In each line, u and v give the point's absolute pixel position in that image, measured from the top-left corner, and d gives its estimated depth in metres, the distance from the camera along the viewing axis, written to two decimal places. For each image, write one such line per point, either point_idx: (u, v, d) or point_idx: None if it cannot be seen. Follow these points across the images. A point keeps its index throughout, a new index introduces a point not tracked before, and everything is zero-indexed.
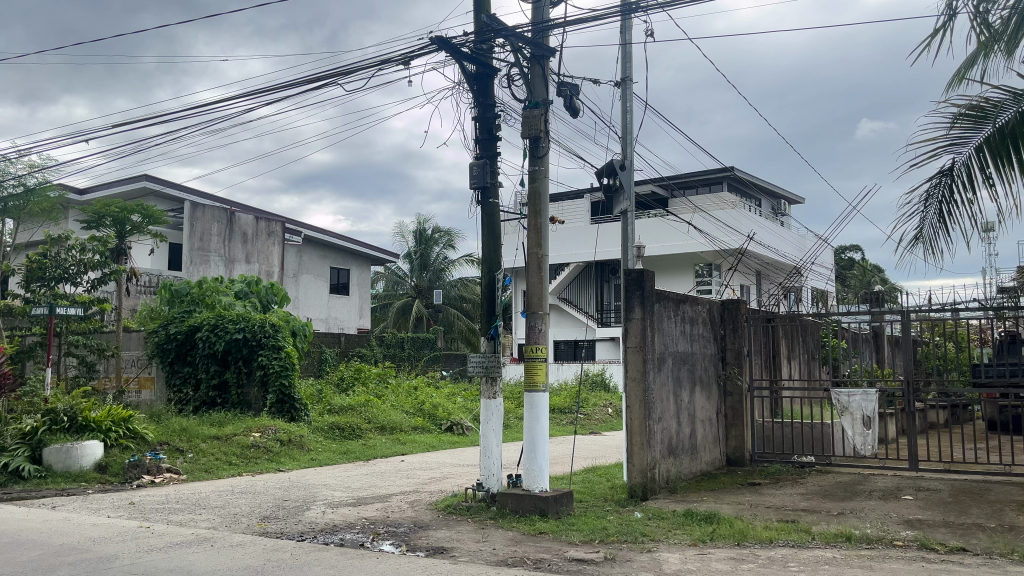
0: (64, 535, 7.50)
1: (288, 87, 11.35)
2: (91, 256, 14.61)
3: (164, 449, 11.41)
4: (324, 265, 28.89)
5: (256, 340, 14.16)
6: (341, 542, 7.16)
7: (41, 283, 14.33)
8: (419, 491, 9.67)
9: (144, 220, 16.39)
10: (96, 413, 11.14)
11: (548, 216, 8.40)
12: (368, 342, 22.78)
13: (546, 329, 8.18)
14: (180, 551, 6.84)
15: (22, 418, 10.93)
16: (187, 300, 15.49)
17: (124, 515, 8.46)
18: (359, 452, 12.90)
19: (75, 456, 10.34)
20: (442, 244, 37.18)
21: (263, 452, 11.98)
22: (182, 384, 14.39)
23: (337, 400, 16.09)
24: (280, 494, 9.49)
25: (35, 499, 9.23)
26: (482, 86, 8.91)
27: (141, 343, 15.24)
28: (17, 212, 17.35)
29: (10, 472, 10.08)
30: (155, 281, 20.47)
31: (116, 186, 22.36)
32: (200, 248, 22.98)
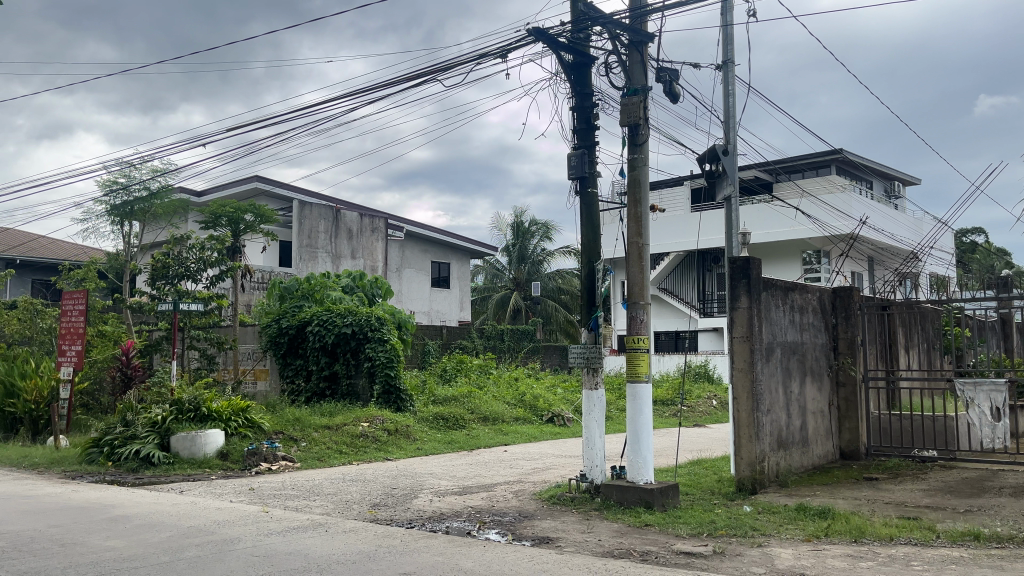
0: (192, 518, 7.96)
1: (389, 86, 11.61)
2: (210, 253, 15.43)
3: (279, 438, 11.91)
4: (425, 259, 29.48)
5: (364, 333, 14.58)
6: (448, 530, 7.31)
7: (165, 280, 15.21)
8: (522, 481, 9.75)
9: (257, 220, 17.16)
10: (217, 403, 11.74)
11: (648, 204, 8.27)
12: (469, 334, 23.10)
13: (648, 319, 8.06)
14: (296, 536, 7.13)
15: (151, 407, 11.67)
16: (298, 296, 16.13)
17: (245, 500, 8.90)
18: (463, 442, 13.11)
19: (200, 444, 10.95)
20: (540, 236, 37.28)
21: (371, 441, 12.34)
22: (295, 375, 15.02)
23: (441, 391, 16.40)
24: (388, 482, 9.78)
25: (163, 483, 9.85)
26: (579, 76, 8.86)
27: (256, 337, 15.99)
28: (142, 215, 18.51)
29: (142, 458, 10.78)
30: (267, 278, 21.39)
31: (231, 188, 23.48)
32: (308, 244, 23.87)
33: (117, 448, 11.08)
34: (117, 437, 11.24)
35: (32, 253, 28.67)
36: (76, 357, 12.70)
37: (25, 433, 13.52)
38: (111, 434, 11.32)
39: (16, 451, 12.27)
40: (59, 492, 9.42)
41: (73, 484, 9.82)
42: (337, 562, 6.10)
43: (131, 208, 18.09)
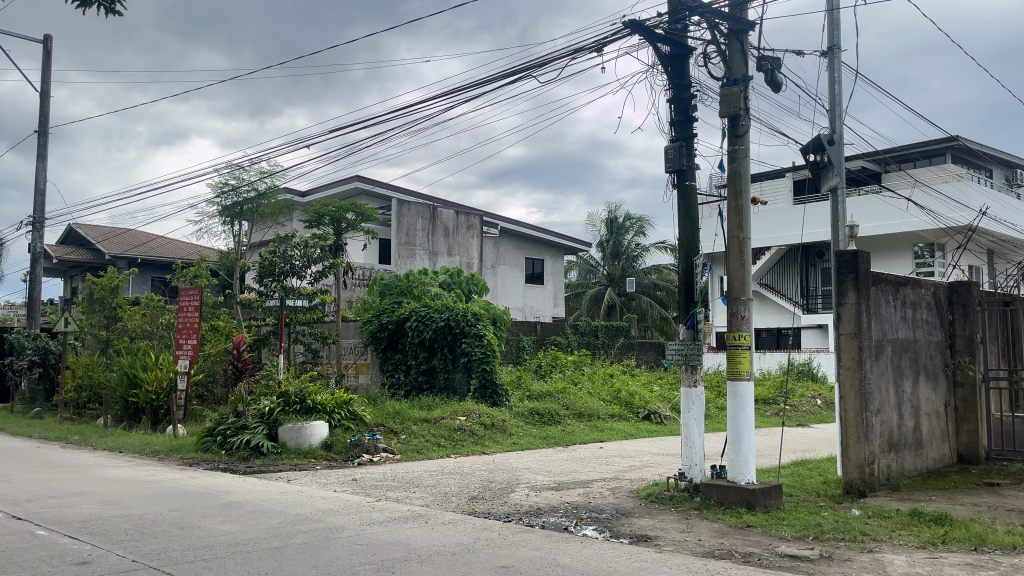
0: (299, 506, 8.27)
1: (485, 85, 11.75)
2: (314, 251, 16.01)
3: (380, 431, 12.23)
4: (519, 255, 29.65)
5: (460, 328, 14.77)
6: (545, 525, 7.32)
7: (272, 277, 15.85)
8: (619, 478, 9.69)
9: (358, 219, 17.67)
10: (322, 396, 12.15)
11: (750, 196, 8.06)
12: (563, 330, 23.07)
13: (749, 316, 7.86)
14: (397, 526, 7.31)
15: (260, 399, 12.20)
16: (396, 292, 16.50)
17: (348, 490, 9.19)
18: (558, 437, 13.12)
19: (306, 435, 11.37)
20: (635, 231, 36.85)
21: (469, 434, 12.50)
22: (395, 369, 15.39)
23: (536, 386, 16.48)
24: (486, 476, 9.90)
25: (272, 472, 10.28)
26: (676, 67, 8.70)
27: (357, 332, 16.49)
28: (251, 215, 19.35)
29: (252, 447, 11.29)
30: (367, 274, 21.98)
31: (332, 188, 24.25)
32: (406, 242, 24.42)
33: (229, 437, 11.63)
34: (229, 428, 11.81)
35: (151, 252, 30.46)
36: (192, 350, 13.38)
37: (147, 421, 14.38)
38: (224, 424, 11.89)
39: (139, 438, 13.07)
40: (178, 478, 9.97)
41: (190, 470, 10.38)
42: (437, 553, 6.20)
43: (241, 208, 18.93)
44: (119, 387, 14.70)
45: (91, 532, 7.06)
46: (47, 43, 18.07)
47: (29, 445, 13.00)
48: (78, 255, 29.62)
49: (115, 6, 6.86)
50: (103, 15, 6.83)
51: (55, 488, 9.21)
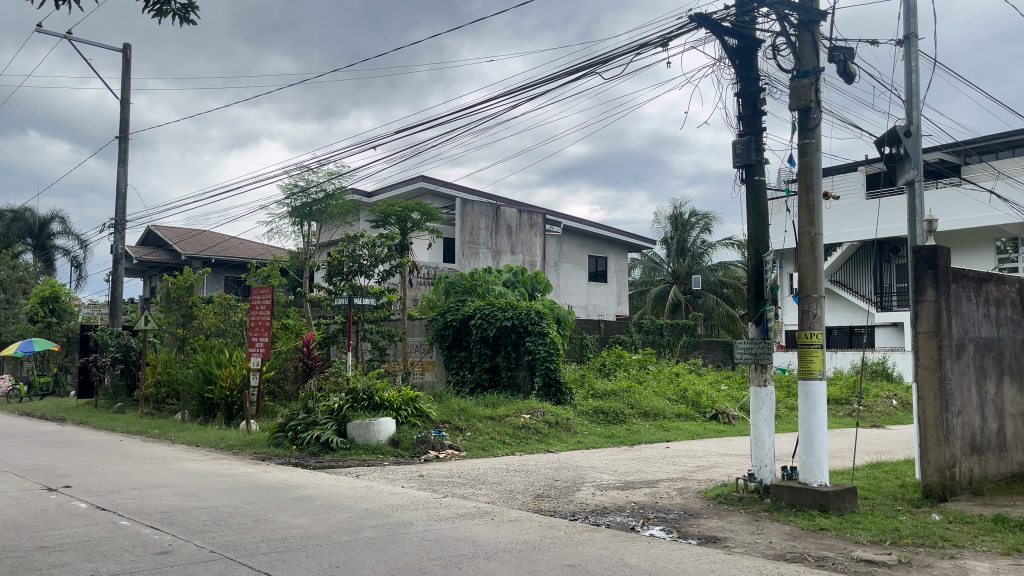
0: (368, 500, 8.42)
1: (549, 82, 11.71)
2: (381, 250, 16.25)
3: (446, 427, 12.35)
4: (583, 253, 29.54)
5: (524, 326, 14.78)
6: (611, 524, 7.28)
7: (340, 276, 16.16)
8: (686, 478, 9.55)
9: (423, 218, 17.86)
10: (389, 392, 12.33)
11: (821, 191, 7.85)
12: (628, 328, 22.88)
13: (822, 313, 7.63)
14: (464, 522, 7.37)
15: (329, 396, 12.46)
16: (460, 290, 16.62)
17: (415, 485, 9.31)
18: (623, 436, 13.02)
19: (373, 431, 11.56)
20: (700, 227, 36.29)
21: (533, 432, 12.52)
22: (460, 367, 15.52)
23: (601, 385, 16.40)
24: (551, 474, 9.89)
25: (341, 467, 10.48)
26: (744, 60, 8.53)
27: (422, 330, 16.68)
28: (319, 216, 19.75)
29: (322, 443, 11.52)
30: (432, 273, 22.22)
31: (397, 188, 24.58)
32: (470, 241, 24.60)
33: (300, 433, 11.90)
34: (299, 423, 12.09)
35: (224, 253, 31.44)
36: (264, 347, 13.74)
37: (221, 416, 14.84)
38: (294, 420, 12.19)
39: (214, 433, 13.50)
40: (251, 471, 10.26)
41: (263, 465, 10.68)
42: (504, 550, 6.23)
43: (310, 209, 19.36)
44: (196, 383, 15.20)
45: (171, 523, 7.32)
46: (126, 52, 18.79)
47: (112, 438, 13.56)
48: (157, 256, 30.78)
49: (189, 15, 7.05)
50: (179, 24, 7.05)
51: (137, 480, 9.60)
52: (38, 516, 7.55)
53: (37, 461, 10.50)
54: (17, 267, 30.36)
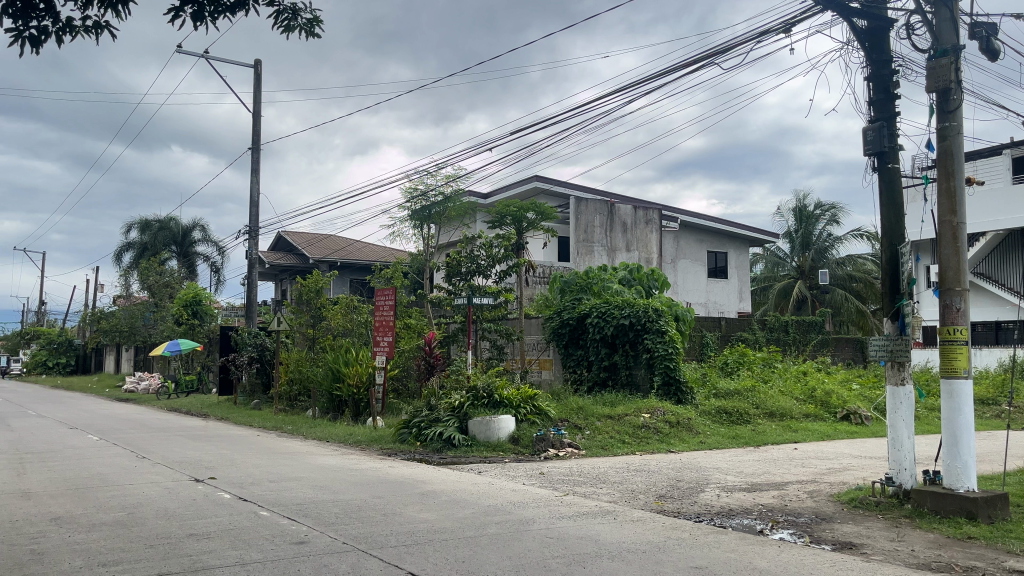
0: (490, 497, 8.53)
1: (665, 75, 11.53)
2: (498, 251, 16.45)
3: (564, 426, 12.35)
4: (701, 249, 28.91)
5: (642, 324, 14.55)
6: (737, 527, 7.09)
7: (459, 276, 16.49)
8: (817, 481, 9.16)
9: (538, 217, 17.93)
10: (508, 390, 12.48)
11: (964, 177, 7.37)
12: (751, 325, 22.15)
13: (966, 308, 7.16)
14: (587, 521, 7.36)
15: (451, 394, 12.75)
16: (576, 288, 16.60)
17: (536, 483, 9.37)
18: (749, 437, 12.63)
19: (494, 429, 11.71)
20: (826, 220, 34.78)
21: (654, 432, 12.34)
22: (577, 365, 15.49)
23: (723, 384, 15.96)
24: (674, 474, 9.72)
25: (464, 464, 10.68)
26: (875, 42, 8.10)
27: (540, 329, 16.76)
28: (438, 218, 20.20)
29: (445, 440, 11.79)
30: (547, 272, 22.31)
31: (513, 188, 24.82)
32: (585, 239, 24.55)
33: (424, 429, 12.21)
34: (423, 420, 12.41)
35: (349, 256, 32.70)
36: (388, 347, 14.18)
37: (349, 413, 15.44)
38: (418, 417, 12.53)
39: (343, 429, 14.05)
40: (379, 467, 10.62)
41: (389, 460, 11.02)
42: (629, 550, 6.17)
43: (429, 211, 19.83)
44: (325, 381, 15.89)
45: (305, 514, 7.68)
46: (257, 67, 19.85)
47: (250, 433, 14.37)
48: (287, 260, 32.36)
49: (315, 28, 7.37)
50: (305, 38, 7.37)
51: (274, 473, 10.13)
52: (188, 505, 8.09)
53: (185, 453, 11.26)
54: (163, 273, 32.24)
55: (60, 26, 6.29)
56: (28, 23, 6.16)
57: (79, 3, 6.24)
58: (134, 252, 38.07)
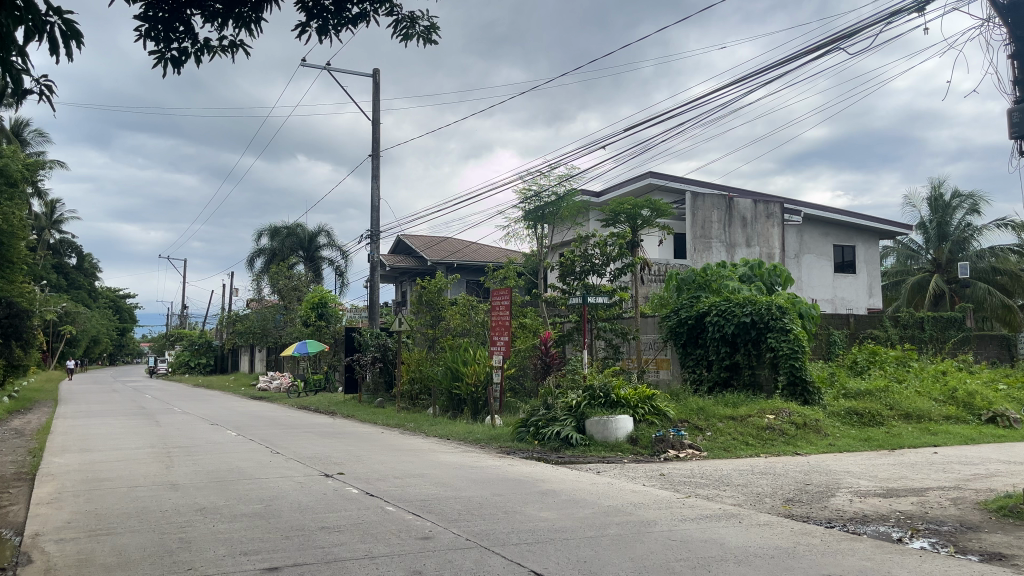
0: (611, 498, 8.48)
1: (785, 64, 11.13)
2: (613, 249, 16.28)
3: (684, 427, 12.14)
4: (826, 243, 27.73)
5: (765, 322, 14.05)
6: (872, 534, 6.75)
7: (574, 276, 16.48)
8: (961, 487, 8.59)
9: (653, 214, 17.68)
10: (626, 390, 12.37)
11: None
12: (882, 322, 21.02)
13: None
14: (711, 524, 7.19)
15: (568, 393, 12.77)
16: (694, 286, 16.24)
17: (657, 484, 9.24)
18: (882, 440, 12.00)
19: (612, 429, 11.62)
20: (965, 209, 32.69)
21: (779, 434, 11.92)
22: (697, 365, 15.17)
23: (853, 384, 15.22)
24: (801, 478, 9.36)
25: (583, 463, 10.66)
26: (1018, 17, 7.54)
27: (656, 327, 16.50)
28: (552, 218, 20.26)
29: (563, 439, 11.82)
30: (664, 270, 21.98)
31: (628, 185, 24.60)
32: (702, 236, 24.03)
33: (542, 428, 12.29)
34: (541, 419, 12.50)
35: (465, 257, 33.33)
36: (504, 346, 14.33)
37: (468, 412, 15.73)
38: (536, 416, 12.62)
39: (463, 426, 14.32)
40: (499, 465, 10.76)
41: (509, 458, 11.15)
42: (756, 555, 5.99)
43: (543, 212, 19.92)
44: (444, 380, 16.25)
45: (429, 510, 7.86)
46: (376, 76, 20.51)
47: (375, 430, 14.88)
48: (406, 262, 33.31)
49: (433, 35, 7.55)
50: (423, 45, 7.56)
51: (398, 469, 10.44)
52: (319, 499, 8.45)
53: (315, 449, 11.78)
54: (292, 277, 33.77)
55: (198, 46, 6.72)
56: (171, 46, 6.62)
57: (215, 25, 6.64)
58: (265, 257, 40.17)
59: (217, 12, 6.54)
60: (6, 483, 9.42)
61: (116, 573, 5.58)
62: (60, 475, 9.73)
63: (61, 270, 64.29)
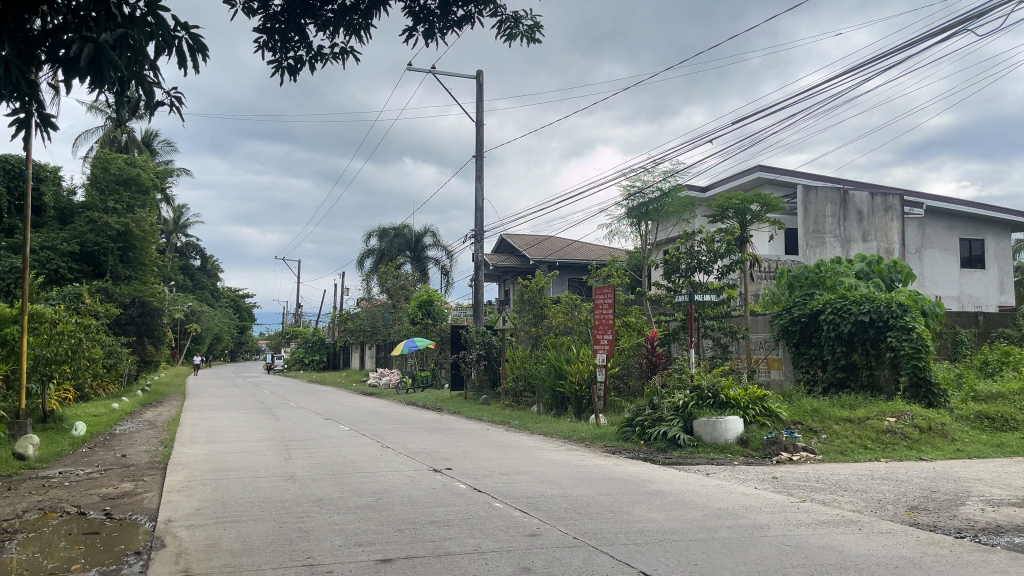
0: (721, 500, 8.29)
1: (906, 49, 10.60)
2: (720, 245, 15.87)
3: (798, 429, 11.75)
4: (951, 237, 26.18)
5: (884, 321, 13.37)
6: (1008, 546, 6.31)
7: (679, 273, 16.22)
8: None
9: (763, 209, 17.18)
10: (735, 390, 12.04)
11: None
12: (1014, 320, 19.65)
13: None
14: (828, 530, 6.92)
15: (675, 393, 12.56)
16: (807, 283, 15.66)
17: (770, 487, 8.96)
18: (1016, 446, 11.23)
19: (721, 429, 11.35)
20: None
21: (900, 438, 11.35)
22: (811, 365, 14.62)
23: (983, 386, 14.30)
24: (927, 484, 8.88)
25: (691, 465, 10.46)
26: None
27: (767, 326, 16.01)
28: (656, 214, 19.99)
29: (670, 439, 11.65)
30: (774, 266, 21.33)
31: (735, 180, 23.98)
32: (816, 230, 23.16)
33: (648, 428, 12.17)
34: (647, 419, 12.38)
35: (568, 256, 33.32)
36: (608, 345, 14.22)
37: (572, 410, 15.71)
38: (641, 416, 12.50)
39: (568, 425, 14.33)
40: (605, 464, 10.69)
41: (614, 458, 11.06)
42: (878, 564, 5.72)
43: (647, 208, 19.68)
44: (549, 378, 16.30)
45: (536, 508, 7.90)
46: (479, 78, 20.77)
47: (482, 427, 15.07)
48: (509, 261, 33.60)
49: (536, 34, 7.57)
50: (526, 44, 7.60)
51: (505, 466, 10.53)
52: (428, 493, 8.63)
53: (424, 444, 12.04)
54: (399, 276, 34.59)
55: (312, 54, 6.98)
56: (287, 54, 6.91)
57: (327, 33, 6.89)
58: (373, 257, 41.37)
59: (330, 20, 6.79)
60: (141, 471, 10.08)
61: (241, 559, 5.88)
62: (189, 464, 10.34)
63: (187, 271, 68.33)
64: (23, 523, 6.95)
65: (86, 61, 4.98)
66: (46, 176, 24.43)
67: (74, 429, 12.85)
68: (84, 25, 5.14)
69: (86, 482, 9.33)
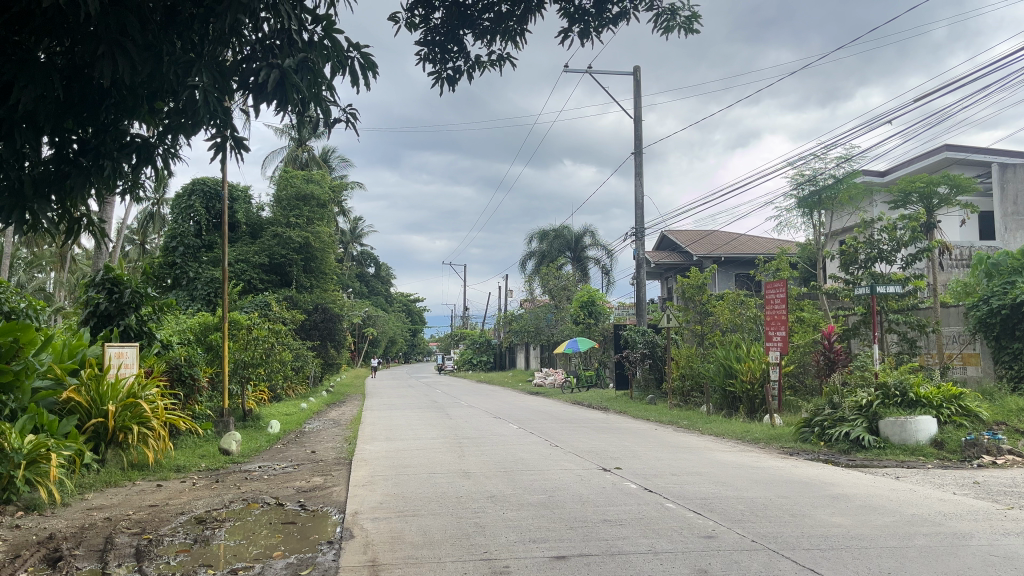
0: (917, 506, 7.68)
1: None
2: (903, 233, 14.68)
3: (1002, 430, 10.72)
4: None
5: None
6: None
7: (857, 265, 15.35)
8: None
9: (953, 191, 15.78)
10: (927, 388, 11.16)
11: None
12: None
13: None
14: None
15: (857, 391, 11.81)
16: (1008, 270, 14.20)
17: (971, 493, 8.21)
18: None
19: (911, 430, 10.55)
20: None
21: None
22: (1014, 360, 13.25)
23: None
24: None
25: (878, 467, 9.81)
26: None
27: (961, 318, 14.64)
28: (829, 203, 18.98)
29: (853, 441, 11.01)
30: (967, 254, 19.78)
31: (919, 161, 22.34)
32: (1015, 212, 21.43)
33: (828, 429, 11.58)
34: (826, 419, 11.79)
35: (733, 250, 32.23)
36: (781, 342, 13.48)
37: (744, 410, 15.19)
38: (820, 415, 11.93)
39: (740, 425, 13.88)
40: (781, 466, 10.23)
41: (793, 459, 10.59)
42: None
43: (818, 197, 18.72)
44: (718, 377, 15.93)
45: (711, 509, 7.69)
46: (636, 74, 20.56)
47: (649, 426, 14.92)
48: (673, 258, 33.09)
49: (695, 24, 7.38)
50: (684, 35, 7.43)
51: (675, 466, 10.34)
52: (599, 492, 8.63)
53: (593, 443, 12.06)
54: (560, 277, 34.78)
55: (470, 63, 7.19)
56: (447, 65, 7.15)
57: (485, 41, 7.05)
58: (535, 259, 41.96)
59: (486, 29, 6.97)
60: (329, 466, 10.76)
61: (422, 551, 6.14)
62: (372, 460, 10.93)
63: (364, 279, 72.42)
64: (230, 512, 7.63)
65: (272, 85, 5.43)
66: (239, 195, 26.66)
67: (270, 427, 13.95)
68: (269, 53, 5.58)
69: (282, 476, 10.09)
